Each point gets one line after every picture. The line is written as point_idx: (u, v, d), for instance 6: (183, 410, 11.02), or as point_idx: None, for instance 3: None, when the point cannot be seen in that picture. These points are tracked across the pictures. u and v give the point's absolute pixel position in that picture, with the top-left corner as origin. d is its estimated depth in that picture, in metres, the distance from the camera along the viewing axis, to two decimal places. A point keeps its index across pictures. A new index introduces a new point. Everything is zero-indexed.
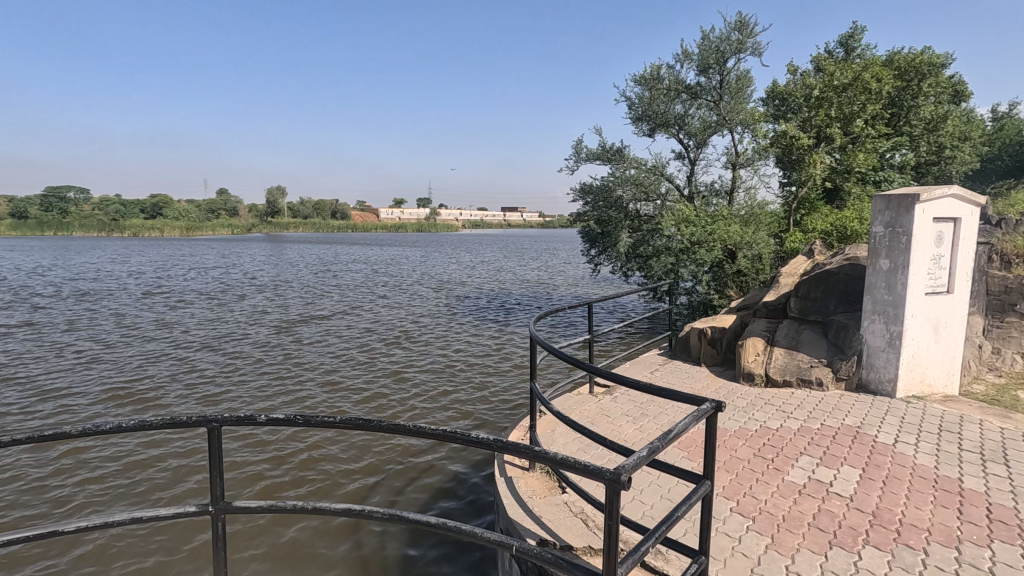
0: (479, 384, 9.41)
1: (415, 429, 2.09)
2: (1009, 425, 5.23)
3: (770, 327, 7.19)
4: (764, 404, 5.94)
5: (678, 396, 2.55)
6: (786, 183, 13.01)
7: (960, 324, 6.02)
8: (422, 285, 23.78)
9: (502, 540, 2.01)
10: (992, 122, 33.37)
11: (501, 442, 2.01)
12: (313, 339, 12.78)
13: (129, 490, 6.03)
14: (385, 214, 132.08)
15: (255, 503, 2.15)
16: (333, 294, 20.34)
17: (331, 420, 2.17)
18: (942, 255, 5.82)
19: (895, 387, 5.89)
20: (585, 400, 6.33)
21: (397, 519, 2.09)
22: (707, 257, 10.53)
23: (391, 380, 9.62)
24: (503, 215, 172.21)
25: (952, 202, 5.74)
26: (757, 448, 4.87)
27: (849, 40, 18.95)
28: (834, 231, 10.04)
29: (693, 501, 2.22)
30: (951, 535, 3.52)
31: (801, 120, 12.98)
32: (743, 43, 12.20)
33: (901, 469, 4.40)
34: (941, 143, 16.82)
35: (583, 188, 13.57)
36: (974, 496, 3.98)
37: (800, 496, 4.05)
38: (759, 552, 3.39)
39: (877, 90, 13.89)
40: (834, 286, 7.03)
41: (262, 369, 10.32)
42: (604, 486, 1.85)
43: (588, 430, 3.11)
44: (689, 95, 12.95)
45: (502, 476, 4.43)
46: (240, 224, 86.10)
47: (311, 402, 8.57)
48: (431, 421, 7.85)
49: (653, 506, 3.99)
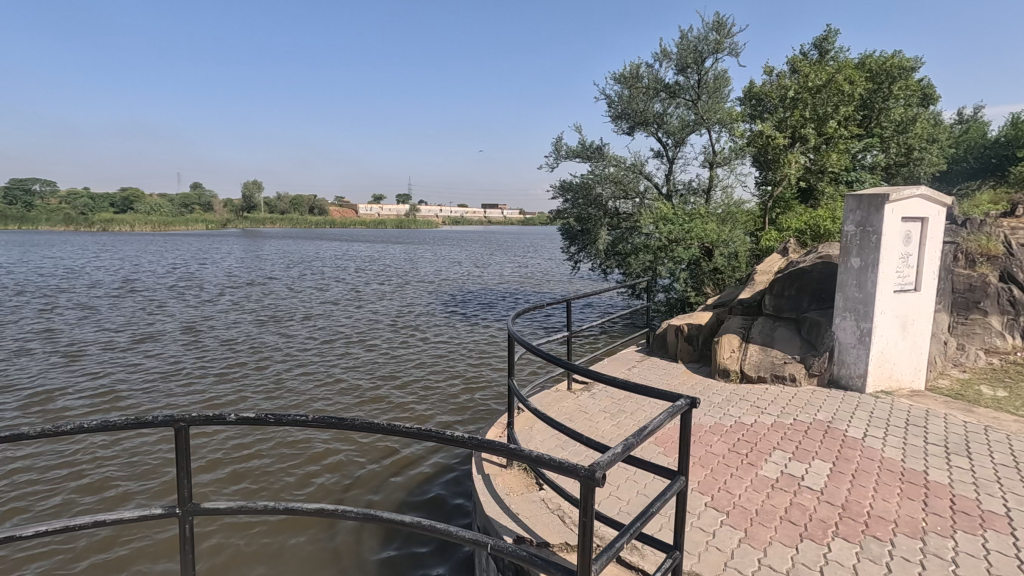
0: (459, 381, 9.39)
1: (390, 427, 2.05)
2: (972, 419, 5.41)
3: (745, 324, 7.28)
4: (738, 400, 6.03)
5: (653, 392, 2.56)
6: (762, 183, 13.22)
7: (927, 322, 6.18)
8: (401, 281, 23.59)
9: (477, 539, 1.99)
10: (958, 125, 34.34)
11: (477, 440, 1.98)
12: (290, 336, 12.62)
13: (95, 493, 5.86)
14: (363, 210, 130.69)
15: (224, 504, 2.10)
16: (311, 291, 20.10)
17: (304, 418, 2.11)
18: (910, 254, 5.97)
19: (864, 382, 6.03)
20: (563, 396, 6.35)
21: (371, 518, 2.06)
22: (685, 255, 10.63)
23: (370, 377, 9.54)
24: (483, 213, 171.90)
25: (920, 202, 5.89)
26: (732, 443, 4.94)
27: (823, 43, 19.33)
28: (808, 230, 10.25)
29: (667, 497, 2.23)
30: (916, 526, 3.62)
31: (776, 121, 13.20)
32: (721, 43, 12.38)
33: (869, 462, 4.51)
34: (910, 144, 17.25)
35: (563, 185, 13.64)
36: (938, 488, 4.10)
37: (773, 490, 4.12)
38: (732, 546, 3.44)
39: (850, 92, 14.18)
40: (807, 284, 7.14)
41: (239, 366, 10.16)
42: (579, 483, 1.84)
43: (565, 428, 3.10)
44: (668, 94, 13.07)
45: (479, 474, 4.40)
46: (214, 218, 84.35)
47: (288, 399, 8.46)
48: (410, 418, 7.80)
49: (630, 503, 4.01)
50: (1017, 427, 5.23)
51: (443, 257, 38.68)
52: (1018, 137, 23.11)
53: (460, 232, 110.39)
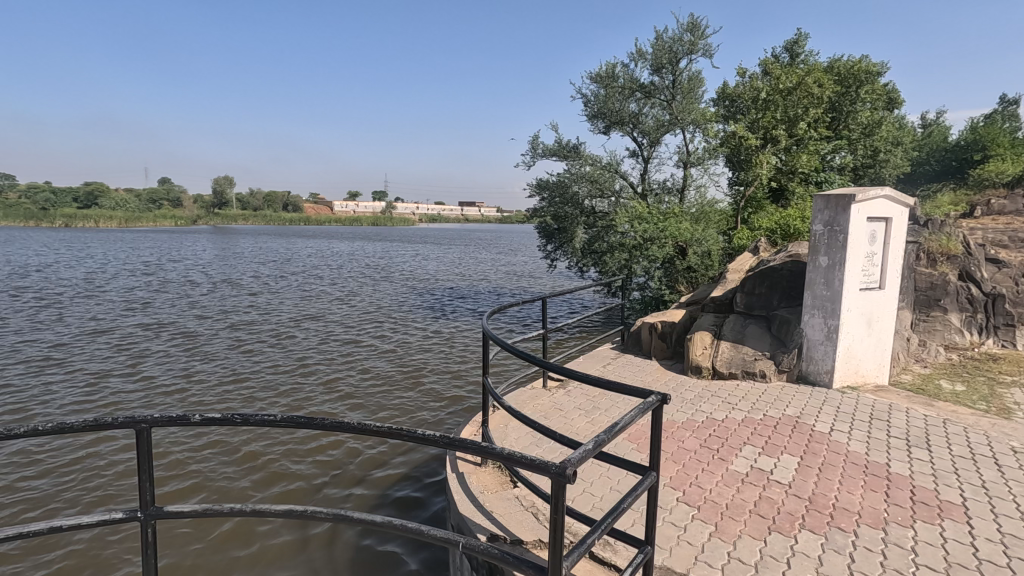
0: (435, 379, 9.36)
1: (360, 426, 2.02)
2: (933, 413, 5.59)
3: (717, 321, 7.40)
4: (710, 397, 6.11)
5: (625, 387, 2.57)
6: (734, 182, 13.44)
7: (891, 319, 6.36)
8: (377, 280, 23.31)
9: (449, 537, 1.98)
10: (920, 129, 35.36)
11: (448, 438, 1.97)
12: (262, 335, 12.39)
13: (54, 498, 5.64)
14: (339, 207, 128.91)
15: (188, 507, 2.04)
16: (283, 289, 19.73)
17: (272, 418, 2.06)
18: (875, 253, 6.15)
19: (831, 378, 6.19)
20: (539, 394, 6.37)
21: (341, 518, 2.03)
22: (659, 253, 10.78)
23: (344, 376, 9.43)
24: (461, 211, 171.13)
25: (885, 202, 6.07)
26: (703, 439, 5.02)
27: (794, 46, 19.74)
28: (778, 230, 10.46)
29: (639, 493, 2.25)
30: (878, 517, 3.73)
31: (749, 122, 13.44)
32: (695, 44, 12.54)
33: (835, 456, 4.64)
34: (876, 147, 17.72)
35: (540, 183, 13.68)
36: (900, 479, 4.23)
37: (743, 484, 4.19)
38: (703, 540, 3.49)
39: (820, 94, 14.47)
40: (777, 282, 7.27)
41: (208, 366, 9.93)
42: (550, 480, 1.84)
43: (539, 425, 3.09)
44: (643, 93, 13.17)
45: (453, 474, 4.38)
46: (184, 215, 82.38)
47: (259, 399, 8.29)
48: (385, 417, 7.72)
49: (603, 499, 4.04)
50: (973, 419, 5.43)
51: (420, 256, 38.32)
52: (977, 139, 23.97)
53: (438, 229, 109.66)
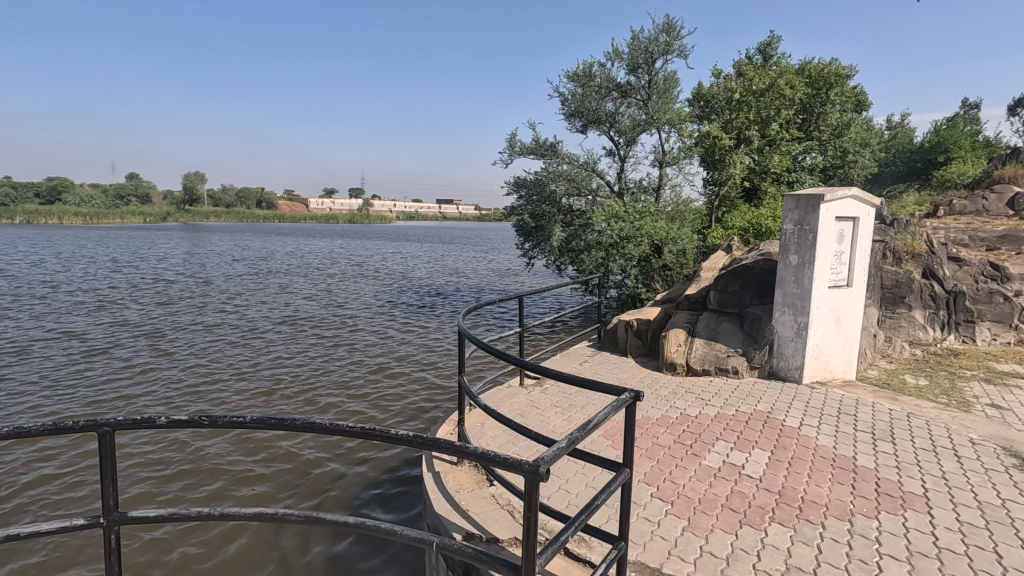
0: (412, 378, 9.31)
1: (333, 427, 2.00)
2: (897, 407, 5.77)
3: (691, 319, 7.50)
4: (684, 393, 6.20)
5: (600, 386, 2.59)
6: (709, 182, 13.64)
7: (858, 316, 6.53)
8: (353, 278, 23.06)
9: (423, 537, 1.97)
10: (888, 132, 36.29)
11: (422, 438, 1.96)
12: (234, 334, 12.16)
13: (13, 506, 5.44)
14: (315, 205, 127.08)
15: (153, 511, 1.98)
16: (257, 287, 19.39)
17: (241, 419, 2.02)
18: (843, 252, 6.30)
19: (801, 374, 6.33)
20: (516, 392, 6.37)
21: (313, 519, 2.01)
22: (636, 252, 10.89)
23: (319, 376, 9.30)
24: (439, 209, 170.33)
25: (853, 202, 6.22)
26: (677, 435, 5.09)
27: (767, 48, 20.11)
28: (751, 229, 10.66)
29: (613, 489, 2.27)
30: (845, 509, 3.83)
31: (723, 122, 13.64)
32: (670, 45, 12.67)
33: (804, 450, 4.74)
34: (845, 148, 18.17)
35: (517, 181, 13.72)
36: (865, 472, 4.36)
37: (715, 479, 4.27)
38: (676, 535, 3.54)
39: (792, 96, 14.75)
40: (750, 281, 7.41)
41: (178, 366, 9.71)
42: (523, 479, 1.85)
43: (515, 423, 3.09)
44: (620, 93, 13.26)
45: (429, 472, 4.36)
46: (153, 212, 80.29)
47: (231, 401, 8.13)
48: (361, 416, 7.65)
49: (579, 495, 4.07)
50: (935, 413, 5.62)
51: (398, 253, 38.00)
52: (940, 142, 24.67)
53: (416, 226, 108.93)
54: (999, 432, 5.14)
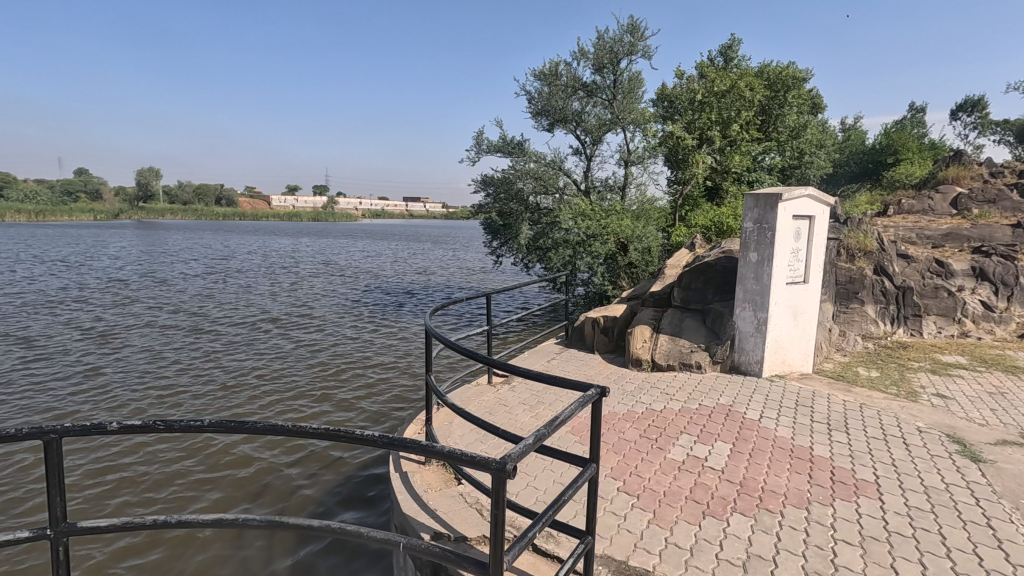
0: (378, 378, 9.19)
1: (296, 429, 1.96)
2: (850, 398, 6.00)
3: (656, 315, 7.63)
4: (650, 388, 6.31)
5: (566, 382, 2.61)
6: (673, 180, 13.91)
7: (814, 311, 6.77)
8: (318, 277, 22.61)
9: (389, 538, 1.95)
10: (843, 133, 37.65)
11: (388, 438, 1.94)
12: (192, 335, 11.77)
13: None
14: (277, 202, 123.95)
15: (104, 520, 1.90)
16: (216, 287, 18.80)
17: (198, 423, 1.95)
18: (800, 249, 6.52)
19: (761, 367, 6.53)
20: (484, 390, 6.36)
21: (275, 524, 1.97)
22: (602, 250, 11.02)
23: (283, 377, 9.08)
24: (406, 207, 168.52)
25: (809, 201, 6.43)
26: (643, 429, 5.18)
27: (728, 51, 20.62)
28: (713, 227, 10.93)
29: (580, 484, 2.30)
30: (802, 497, 3.97)
31: (686, 122, 13.93)
32: (634, 45, 12.85)
33: (764, 442, 4.89)
34: (802, 149, 18.78)
35: (484, 179, 13.70)
36: (821, 461, 4.53)
37: (679, 472, 4.36)
38: (642, 527, 3.60)
39: (752, 97, 15.15)
40: (712, 278, 7.58)
41: (132, 369, 9.33)
42: (490, 477, 1.85)
43: (482, 421, 3.09)
44: (586, 92, 13.37)
45: (397, 473, 4.32)
46: (104, 209, 76.94)
47: (189, 404, 7.85)
48: (326, 418, 7.50)
49: (546, 492, 4.10)
50: (885, 403, 5.88)
51: (363, 252, 37.46)
52: (889, 144, 25.75)
53: (383, 224, 107.48)
54: (943, 419, 5.41)
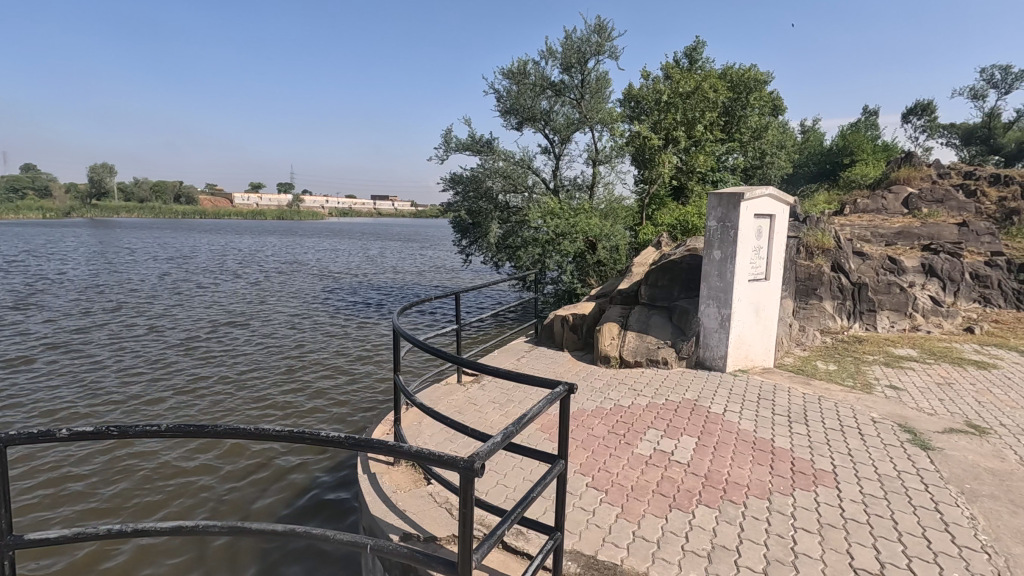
0: (346, 379, 9.05)
1: (258, 432, 1.91)
2: (810, 391, 6.21)
3: (624, 313, 7.73)
4: (618, 384, 6.40)
5: (535, 380, 2.63)
6: (640, 180, 14.10)
7: (775, 307, 6.97)
8: (283, 277, 22.13)
9: (356, 541, 1.93)
10: (803, 134, 38.76)
11: (355, 439, 1.92)
12: (150, 338, 11.35)
13: None
14: (239, 200, 120.63)
15: (53, 532, 1.82)
16: (174, 287, 18.16)
17: (156, 428, 1.89)
18: (762, 247, 6.70)
19: (725, 363, 6.70)
20: (453, 390, 6.34)
21: (238, 530, 1.92)
22: (571, 248, 11.10)
23: (247, 380, 8.86)
24: (374, 205, 166.35)
25: (770, 201, 6.62)
26: (611, 425, 5.25)
27: (693, 53, 21.01)
28: (679, 226, 11.13)
29: (548, 481, 2.31)
30: (764, 488, 4.09)
31: (652, 122, 14.13)
32: (602, 46, 12.97)
33: (728, 435, 5.02)
34: (764, 149, 19.30)
35: (453, 178, 13.64)
36: (782, 452, 4.67)
37: (647, 466, 4.44)
38: (610, 522, 3.65)
39: (716, 99, 15.48)
40: (677, 275, 7.72)
41: (85, 374, 8.94)
42: (459, 475, 1.85)
43: (451, 420, 3.08)
44: (554, 91, 13.44)
45: (365, 474, 4.26)
46: (54, 207, 73.48)
47: (147, 410, 7.57)
48: (292, 421, 7.34)
49: (516, 489, 4.11)
50: (842, 395, 6.10)
51: (329, 250, 36.79)
52: (846, 145, 26.66)
53: (350, 222, 105.70)
54: (896, 410, 5.65)
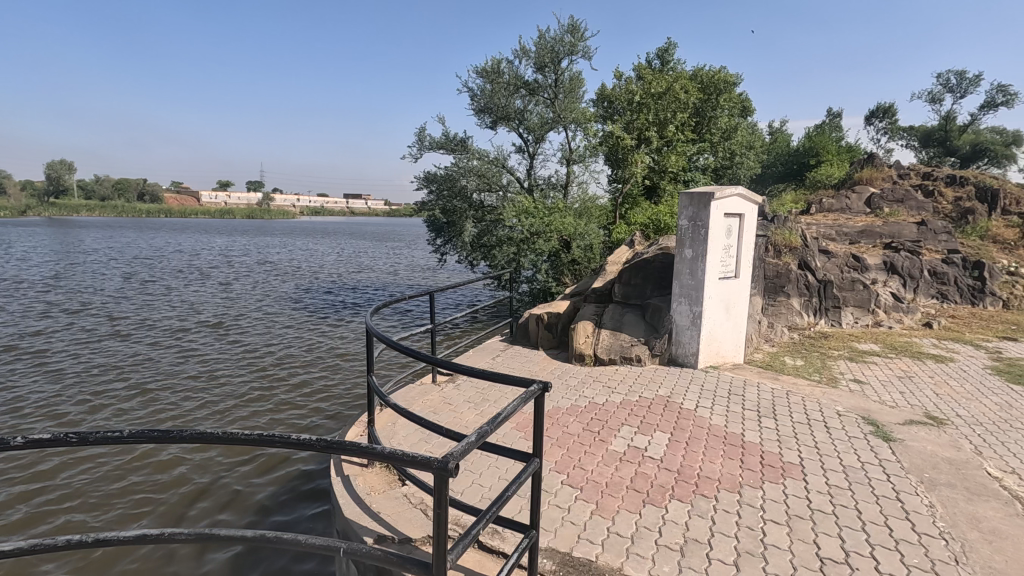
0: (319, 380, 8.92)
1: (226, 436, 1.87)
2: (778, 386, 6.36)
3: (598, 311, 7.80)
4: (593, 382, 6.45)
5: (509, 378, 2.63)
6: (613, 179, 14.23)
7: (745, 304, 7.12)
8: (253, 277, 21.67)
9: (329, 544, 1.90)
10: (771, 135, 39.63)
11: (326, 442, 1.89)
12: (112, 341, 10.97)
13: None
14: (207, 199, 117.64)
15: (9, 544, 1.74)
16: (138, 288, 17.61)
17: (117, 434, 1.82)
18: (731, 246, 6.84)
19: (696, 359, 6.82)
20: (428, 390, 6.30)
21: (206, 536, 1.87)
22: (545, 247, 11.13)
23: (216, 383, 8.65)
24: (347, 204, 164.14)
25: (740, 200, 6.75)
26: (585, 422, 5.29)
27: (664, 54, 21.30)
28: (651, 225, 11.28)
29: (523, 479, 2.32)
30: (734, 481, 4.18)
31: (625, 123, 14.28)
32: (575, 46, 13.05)
33: (700, 430, 5.11)
34: (733, 150, 19.69)
35: (427, 177, 13.55)
36: (751, 446, 4.78)
37: (621, 462, 4.48)
38: (585, 518, 3.68)
39: (686, 100, 15.72)
40: (650, 274, 7.83)
41: (43, 379, 8.60)
42: (432, 476, 1.83)
43: (425, 420, 3.06)
44: (528, 91, 13.47)
45: (338, 477, 4.21)
46: (8, 205, 70.49)
47: (109, 415, 7.32)
48: (262, 424, 7.19)
49: (491, 488, 4.10)
50: (809, 389, 6.27)
51: (300, 250, 36.18)
52: (812, 146, 27.39)
53: (322, 221, 104.07)
54: (859, 403, 5.84)
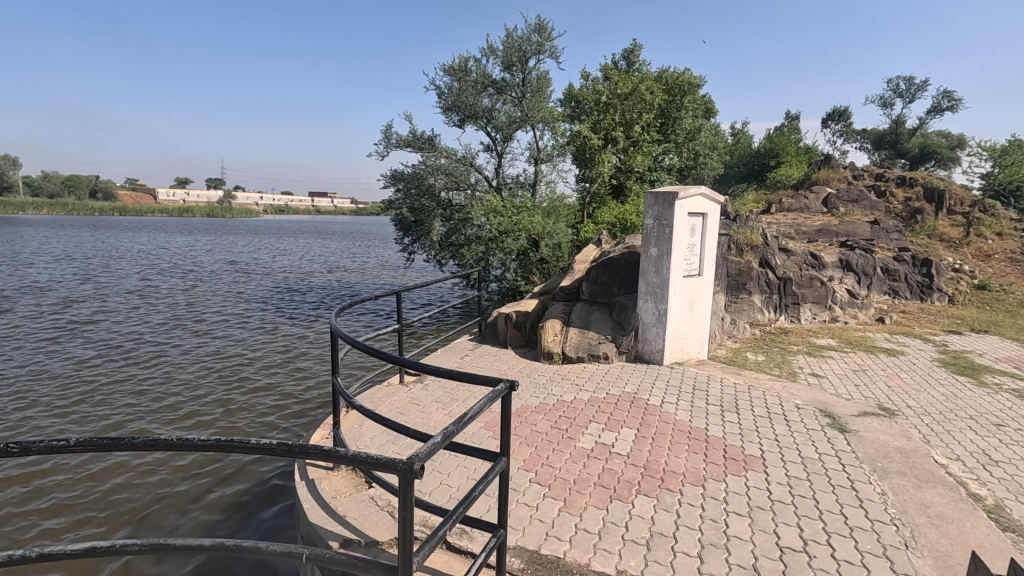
0: (284, 383, 8.73)
1: (182, 442, 1.80)
2: (741, 381, 6.52)
3: (565, 309, 7.85)
4: (561, 380, 6.49)
5: (476, 378, 2.62)
6: (580, 179, 14.34)
7: (708, 302, 7.27)
8: (214, 277, 21.04)
9: (291, 551, 1.85)
10: (733, 136, 40.66)
11: (288, 446, 1.84)
12: (63, 345, 10.50)
13: None
14: (164, 197, 113.60)
15: None
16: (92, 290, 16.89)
17: (63, 444, 1.73)
18: (695, 244, 6.98)
19: (662, 356, 6.93)
20: (395, 391, 6.23)
21: (160, 547, 1.80)
22: (514, 246, 11.14)
23: (175, 387, 8.38)
24: (312, 202, 160.97)
25: (703, 200, 6.89)
26: (554, 420, 5.32)
27: (630, 55, 21.58)
28: (618, 224, 11.43)
29: (490, 479, 2.31)
30: (698, 475, 4.27)
31: (592, 122, 14.42)
32: (542, 45, 13.09)
33: (665, 425, 5.20)
34: (697, 151, 20.10)
35: (394, 175, 13.39)
36: (715, 441, 4.89)
37: (588, 459, 4.52)
38: (553, 516, 3.69)
39: (652, 101, 15.97)
40: (617, 272, 7.92)
41: None
42: (397, 478, 1.80)
43: (392, 422, 3.02)
44: (496, 89, 13.46)
45: (302, 481, 4.12)
46: None
47: (60, 423, 7.00)
48: (224, 429, 6.98)
49: (459, 488, 4.09)
50: (770, 384, 6.45)
51: (264, 249, 35.31)
52: (772, 147, 28.21)
53: (286, 220, 101.83)
54: (817, 396, 6.04)
